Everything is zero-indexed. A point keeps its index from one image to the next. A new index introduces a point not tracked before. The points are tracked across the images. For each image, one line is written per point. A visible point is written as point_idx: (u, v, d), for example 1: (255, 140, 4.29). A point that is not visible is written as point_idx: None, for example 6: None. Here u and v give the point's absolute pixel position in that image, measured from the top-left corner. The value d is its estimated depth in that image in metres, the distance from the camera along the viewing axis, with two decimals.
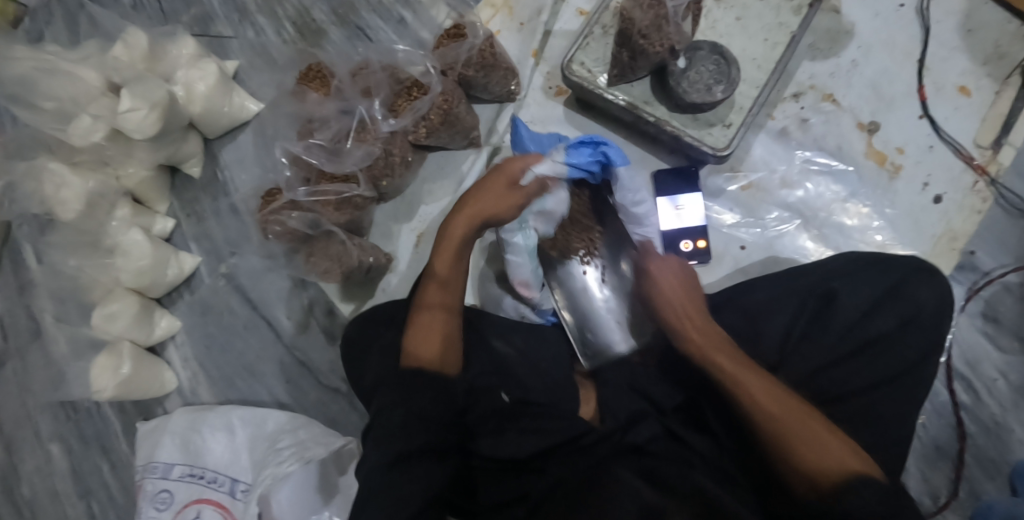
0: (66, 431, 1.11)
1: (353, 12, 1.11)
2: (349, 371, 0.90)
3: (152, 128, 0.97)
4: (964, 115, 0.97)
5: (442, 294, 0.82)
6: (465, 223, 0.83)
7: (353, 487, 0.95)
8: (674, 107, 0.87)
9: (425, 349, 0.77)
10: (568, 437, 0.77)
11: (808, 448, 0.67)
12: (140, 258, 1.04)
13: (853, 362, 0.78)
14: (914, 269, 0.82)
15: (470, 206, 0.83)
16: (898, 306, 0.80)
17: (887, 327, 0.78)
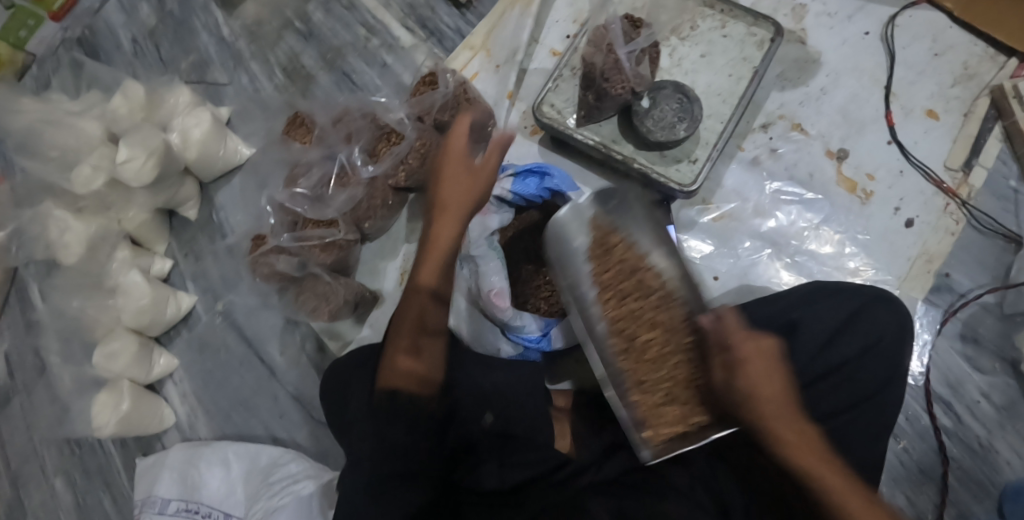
0: (71, 466, 1.15)
1: (340, 57, 1.17)
2: (326, 397, 0.93)
3: (149, 176, 1.01)
4: (934, 138, 0.99)
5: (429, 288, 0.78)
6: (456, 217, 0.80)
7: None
8: (641, 145, 0.92)
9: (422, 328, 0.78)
10: (550, 468, 0.81)
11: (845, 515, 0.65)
12: (139, 297, 1.08)
13: (816, 389, 0.81)
14: (873, 295, 0.86)
15: (447, 201, 0.79)
16: (863, 340, 0.82)
17: (850, 354, 0.82)
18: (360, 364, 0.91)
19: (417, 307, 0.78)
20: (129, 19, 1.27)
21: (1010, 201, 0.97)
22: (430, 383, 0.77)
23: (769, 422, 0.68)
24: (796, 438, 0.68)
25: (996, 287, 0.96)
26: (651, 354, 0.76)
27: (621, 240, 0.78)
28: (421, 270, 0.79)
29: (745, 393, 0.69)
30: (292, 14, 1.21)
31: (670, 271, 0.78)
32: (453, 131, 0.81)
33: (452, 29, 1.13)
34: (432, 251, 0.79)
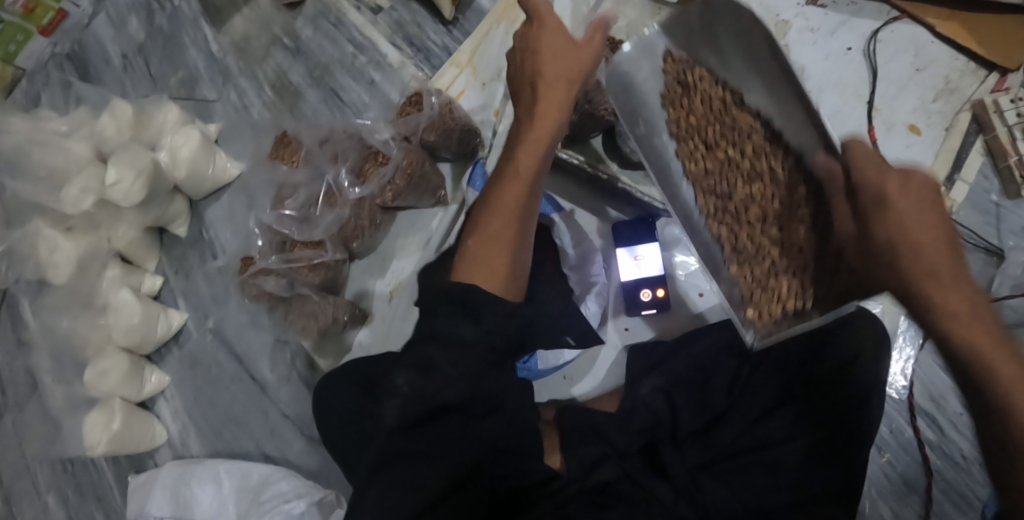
0: (63, 483, 1.15)
1: (328, 74, 1.17)
2: (324, 433, 0.89)
3: (138, 196, 1.02)
4: (917, 153, 1.00)
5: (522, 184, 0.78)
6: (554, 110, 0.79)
7: None
8: (624, 165, 0.95)
9: (508, 229, 0.78)
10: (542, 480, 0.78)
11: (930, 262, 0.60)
12: (129, 316, 1.08)
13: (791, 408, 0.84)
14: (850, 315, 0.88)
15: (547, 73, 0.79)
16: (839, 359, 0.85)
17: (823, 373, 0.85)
18: (349, 405, 0.85)
19: (511, 206, 0.78)
20: (118, 35, 1.28)
21: (991, 214, 0.98)
22: (488, 350, 0.73)
23: (909, 271, 0.61)
24: (947, 293, 0.60)
25: None
26: (761, 205, 0.81)
27: (728, 95, 0.83)
28: (519, 157, 0.79)
29: (892, 239, 0.62)
30: (280, 30, 1.21)
31: (768, 114, 0.81)
32: (545, 14, 0.80)
33: (439, 46, 1.14)
34: (528, 144, 0.79)
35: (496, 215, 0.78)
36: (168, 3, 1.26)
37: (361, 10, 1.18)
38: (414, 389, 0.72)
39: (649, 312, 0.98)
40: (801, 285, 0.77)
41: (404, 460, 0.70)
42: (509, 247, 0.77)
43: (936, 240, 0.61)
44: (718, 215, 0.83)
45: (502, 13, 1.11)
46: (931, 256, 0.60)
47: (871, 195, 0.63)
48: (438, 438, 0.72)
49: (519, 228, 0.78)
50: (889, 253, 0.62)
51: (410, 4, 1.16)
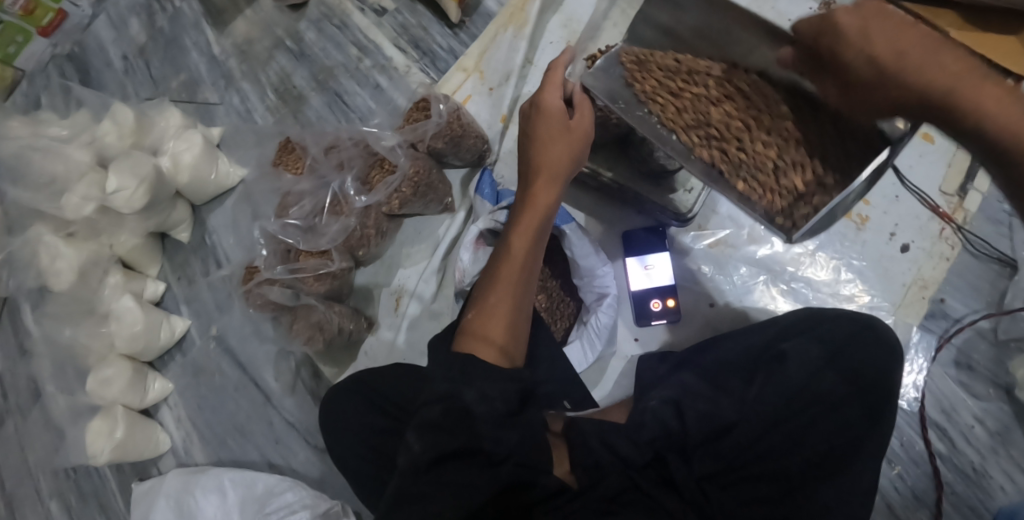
0: (66, 490, 1.15)
1: (332, 77, 1.15)
2: (337, 456, 0.87)
3: (140, 203, 1.00)
4: (930, 162, 0.98)
5: (521, 267, 0.83)
6: (546, 186, 0.83)
7: None
8: (639, 175, 0.90)
9: (506, 305, 0.81)
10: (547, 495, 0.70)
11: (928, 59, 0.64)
12: (132, 324, 1.07)
13: (805, 421, 0.81)
14: (863, 324, 0.88)
15: (545, 156, 0.81)
16: (850, 375, 0.84)
17: (837, 387, 0.84)
18: (368, 430, 0.85)
19: (507, 282, 0.82)
20: (119, 36, 1.26)
21: (1005, 225, 0.96)
22: (488, 406, 0.71)
23: (929, 77, 0.64)
24: (937, 66, 0.64)
25: (992, 313, 0.96)
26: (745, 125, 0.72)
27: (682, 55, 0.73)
28: (515, 236, 0.83)
29: (875, 71, 0.64)
30: (283, 33, 1.19)
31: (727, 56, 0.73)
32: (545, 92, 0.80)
33: (445, 50, 1.12)
34: (526, 216, 0.83)
35: (494, 291, 0.82)
36: (170, 4, 1.25)
37: (365, 13, 1.16)
38: (422, 438, 0.69)
39: (660, 321, 0.97)
40: (818, 175, 0.69)
41: (414, 501, 0.66)
42: (506, 321, 0.80)
43: (913, 40, 0.65)
44: (717, 147, 0.73)
45: (509, 17, 1.09)
46: (921, 60, 0.64)
47: (834, 48, 0.66)
48: (448, 479, 0.67)
49: (516, 304, 0.81)
50: (889, 83, 0.64)
51: (415, 8, 1.14)
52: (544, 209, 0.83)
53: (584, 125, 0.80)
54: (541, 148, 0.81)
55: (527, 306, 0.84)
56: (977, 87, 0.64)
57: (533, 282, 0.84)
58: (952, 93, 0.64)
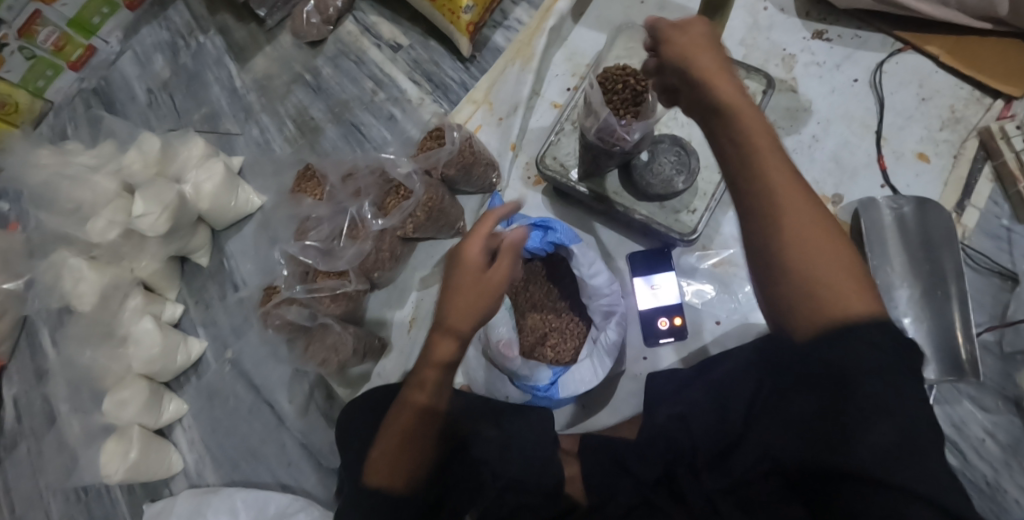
0: (75, 514, 1.15)
1: (348, 110, 1.20)
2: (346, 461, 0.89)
3: (163, 227, 1.03)
4: (926, 181, 1.01)
5: (413, 411, 0.74)
6: (448, 338, 0.74)
7: None
8: (641, 197, 0.96)
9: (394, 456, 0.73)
10: None
11: (822, 279, 0.63)
12: (150, 346, 1.07)
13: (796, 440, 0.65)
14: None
15: (458, 292, 0.75)
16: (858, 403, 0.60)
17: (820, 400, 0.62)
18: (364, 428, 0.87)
19: (397, 425, 0.74)
20: (144, 72, 1.33)
21: (1003, 239, 0.98)
22: None
23: (806, 259, 0.64)
24: (788, 195, 0.64)
25: (995, 325, 0.95)
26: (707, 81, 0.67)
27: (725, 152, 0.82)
28: (424, 363, 0.74)
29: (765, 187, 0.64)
30: (301, 68, 1.24)
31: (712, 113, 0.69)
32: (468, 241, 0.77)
33: (456, 83, 1.17)
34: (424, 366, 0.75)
35: (385, 433, 0.75)
36: (194, 41, 1.31)
37: (381, 50, 1.21)
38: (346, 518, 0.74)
39: (667, 340, 0.98)
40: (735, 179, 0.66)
41: None
42: (393, 465, 0.73)
43: (807, 220, 0.64)
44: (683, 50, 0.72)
45: (517, 52, 1.15)
46: (823, 253, 0.64)
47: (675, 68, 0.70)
48: None
49: (402, 458, 0.73)
50: (802, 229, 0.64)
51: (428, 44, 1.20)
52: (448, 358, 0.75)
53: (497, 279, 0.75)
54: (449, 292, 0.76)
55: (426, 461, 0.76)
56: (846, 279, 0.63)
57: (432, 430, 0.76)
58: (777, 201, 0.64)
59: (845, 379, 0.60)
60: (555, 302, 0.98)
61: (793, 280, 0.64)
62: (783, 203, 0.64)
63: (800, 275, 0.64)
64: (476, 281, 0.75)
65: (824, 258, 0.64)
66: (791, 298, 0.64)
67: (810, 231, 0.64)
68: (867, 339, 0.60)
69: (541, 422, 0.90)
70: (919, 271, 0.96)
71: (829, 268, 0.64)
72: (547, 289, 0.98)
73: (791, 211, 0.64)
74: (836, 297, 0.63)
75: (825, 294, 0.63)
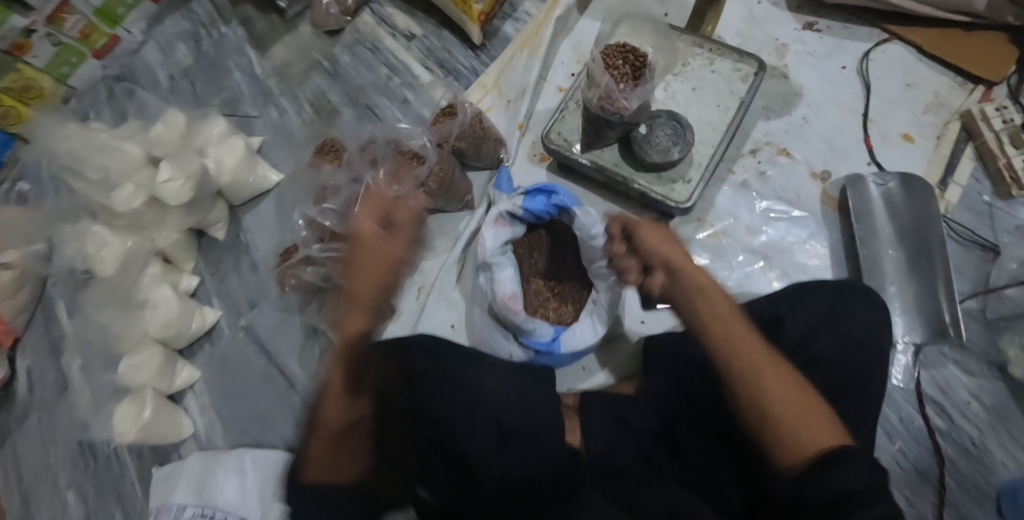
0: (83, 480, 1.16)
1: (363, 94, 1.26)
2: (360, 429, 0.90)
3: (187, 196, 1.08)
4: (911, 160, 1.07)
5: (338, 405, 0.80)
6: (357, 313, 0.78)
7: None
8: (639, 168, 1.01)
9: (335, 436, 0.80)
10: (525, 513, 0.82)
11: (793, 429, 0.71)
12: (168, 311, 1.10)
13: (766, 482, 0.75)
14: (835, 287, 0.90)
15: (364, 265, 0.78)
16: (817, 484, 0.67)
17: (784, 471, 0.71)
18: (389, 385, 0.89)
19: (329, 424, 0.80)
20: (166, 60, 1.38)
21: (985, 214, 1.03)
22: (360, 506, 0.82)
23: (779, 408, 0.72)
24: (756, 359, 0.74)
25: (978, 293, 1.00)
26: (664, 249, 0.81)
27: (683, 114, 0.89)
28: (337, 360, 0.80)
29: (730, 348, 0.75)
30: (320, 55, 1.30)
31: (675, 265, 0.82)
32: (364, 221, 0.80)
33: (467, 69, 1.23)
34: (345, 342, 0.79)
35: (326, 411, 0.80)
36: (216, 31, 1.37)
37: (395, 40, 1.28)
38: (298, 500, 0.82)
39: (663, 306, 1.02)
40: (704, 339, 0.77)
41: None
42: (337, 462, 0.81)
43: (772, 374, 0.73)
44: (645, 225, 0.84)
45: (525, 41, 1.20)
46: (792, 402, 0.72)
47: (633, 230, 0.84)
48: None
49: (336, 449, 0.81)
50: (771, 386, 0.72)
51: (441, 33, 1.26)
52: (359, 332, 0.79)
53: (395, 249, 0.79)
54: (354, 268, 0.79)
55: (364, 448, 0.83)
56: (811, 420, 0.71)
57: (366, 414, 0.83)
58: (741, 363, 0.74)
59: (839, 498, 0.66)
60: (561, 269, 1.01)
61: (767, 436, 0.72)
62: (751, 360, 0.74)
63: (783, 420, 0.71)
64: (375, 252, 0.78)
65: (798, 413, 0.71)
66: (772, 444, 0.72)
67: (776, 391, 0.72)
68: (853, 462, 0.67)
69: (546, 396, 0.91)
70: (907, 241, 1.01)
71: (801, 410, 0.72)
72: (551, 256, 1.02)
73: (759, 372, 0.73)
74: (811, 433, 0.70)
75: (797, 433, 0.71)
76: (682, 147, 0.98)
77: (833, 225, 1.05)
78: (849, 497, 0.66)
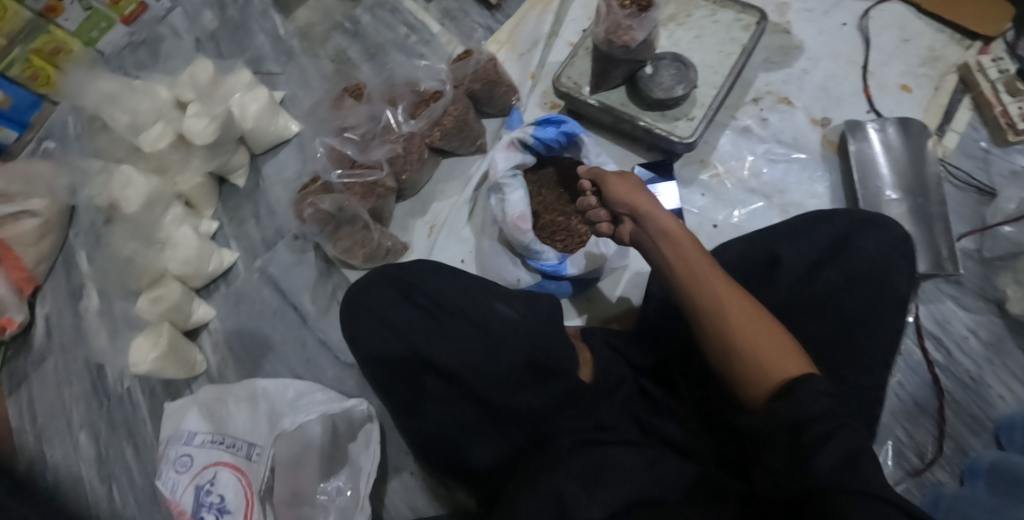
0: (95, 418, 1.19)
1: (382, 51, 1.31)
2: (369, 373, 0.92)
3: (210, 136, 1.13)
4: (908, 109, 1.10)
5: None
6: None
7: (368, 462, 1.02)
8: (645, 106, 1.04)
9: None
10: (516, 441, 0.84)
11: (754, 354, 0.69)
12: (187, 249, 1.15)
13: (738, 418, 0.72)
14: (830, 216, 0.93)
15: None
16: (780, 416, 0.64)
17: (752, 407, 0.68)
18: (409, 324, 0.92)
19: None
20: (192, 25, 1.39)
21: (981, 160, 1.06)
22: None
23: (740, 334, 0.70)
24: (719, 289, 0.72)
25: (973, 232, 1.02)
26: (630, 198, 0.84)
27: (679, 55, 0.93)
28: None
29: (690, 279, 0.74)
30: (341, 17, 1.35)
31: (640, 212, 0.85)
32: None
33: (482, 27, 1.29)
34: None
35: None
36: None
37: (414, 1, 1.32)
38: None
39: None
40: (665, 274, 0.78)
41: None
42: None
43: (734, 302, 0.71)
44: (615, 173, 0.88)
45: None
46: (754, 329, 0.70)
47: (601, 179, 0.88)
48: None
49: None
50: (733, 313, 0.71)
51: None
52: None
53: None
54: None
55: None
56: (776, 346, 0.69)
57: None
58: (704, 293, 0.73)
59: (796, 425, 0.62)
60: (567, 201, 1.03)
61: (730, 362, 0.70)
62: (714, 289, 0.73)
63: (742, 343, 0.69)
64: None
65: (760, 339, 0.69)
66: (738, 377, 0.69)
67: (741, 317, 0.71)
68: (813, 389, 0.63)
69: (550, 302, 0.94)
70: (905, 181, 1.04)
71: (763, 340, 0.69)
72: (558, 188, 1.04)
73: (722, 298, 0.72)
74: (777, 361, 0.68)
75: (758, 360, 0.68)
76: (687, 85, 1.01)
77: (831, 168, 1.08)
78: (809, 425, 0.62)
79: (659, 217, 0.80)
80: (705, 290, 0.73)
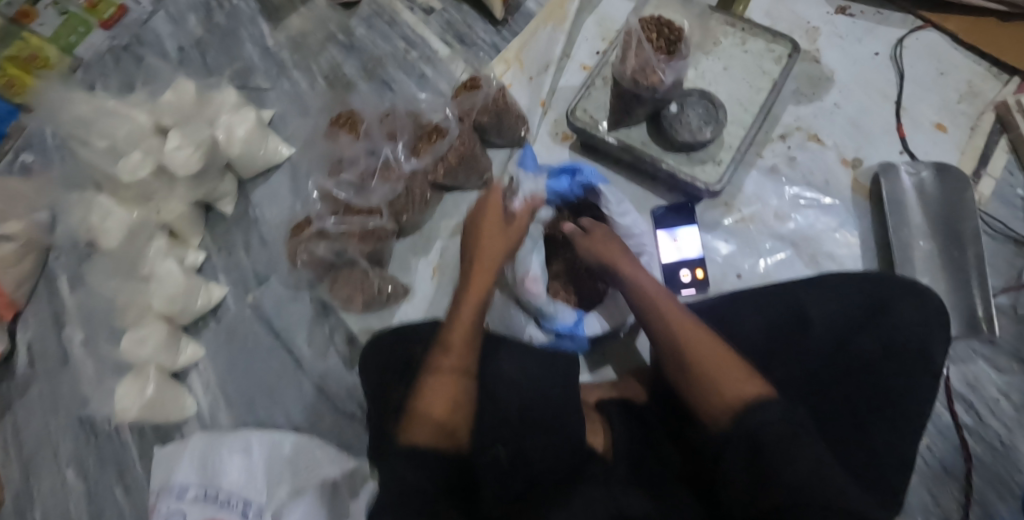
0: (83, 454, 1.11)
1: (380, 67, 1.23)
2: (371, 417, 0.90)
3: (195, 166, 1.05)
4: (943, 150, 1.04)
5: None
6: None
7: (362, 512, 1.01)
8: (669, 147, 0.98)
9: None
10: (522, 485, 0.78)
11: (710, 376, 0.74)
12: (174, 286, 1.07)
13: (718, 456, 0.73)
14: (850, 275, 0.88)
15: None
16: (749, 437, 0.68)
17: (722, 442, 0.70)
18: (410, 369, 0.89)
19: None
20: (176, 30, 1.29)
21: (1018, 207, 1.01)
22: None
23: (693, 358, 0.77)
24: (681, 322, 0.79)
25: (1009, 288, 0.98)
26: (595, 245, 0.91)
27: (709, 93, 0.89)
28: None
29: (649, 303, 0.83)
30: (336, 27, 1.26)
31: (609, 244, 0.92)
32: None
33: (487, 44, 1.20)
34: None
35: None
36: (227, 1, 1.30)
37: (414, 14, 1.24)
38: None
39: (689, 292, 0.99)
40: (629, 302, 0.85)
41: None
42: None
43: (693, 330, 0.78)
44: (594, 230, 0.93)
45: (549, 14, 1.18)
46: (710, 353, 0.76)
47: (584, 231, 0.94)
48: None
49: None
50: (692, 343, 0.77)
51: (461, 7, 1.23)
52: None
53: None
54: None
55: None
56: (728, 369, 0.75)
57: None
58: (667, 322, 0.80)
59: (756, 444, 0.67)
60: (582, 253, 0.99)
61: (687, 386, 0.76)
62: (674, 318, 0.80)
63: (697, 365, 0.76)
64: None
65: (712, 361, 0.75)
66: (694, 400, 0.75)
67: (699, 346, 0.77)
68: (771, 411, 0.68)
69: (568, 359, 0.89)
70: (938, 230, 0.98)
71: (716, 362, 0.75)
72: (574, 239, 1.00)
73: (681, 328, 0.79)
74: (733, 380, 0.73)
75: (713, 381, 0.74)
76: (716, 127, 0.94)
77: (860, 212, 1.02)
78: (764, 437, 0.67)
79: (639, 277, 0.86)
80: (660, 316, 0.81)
